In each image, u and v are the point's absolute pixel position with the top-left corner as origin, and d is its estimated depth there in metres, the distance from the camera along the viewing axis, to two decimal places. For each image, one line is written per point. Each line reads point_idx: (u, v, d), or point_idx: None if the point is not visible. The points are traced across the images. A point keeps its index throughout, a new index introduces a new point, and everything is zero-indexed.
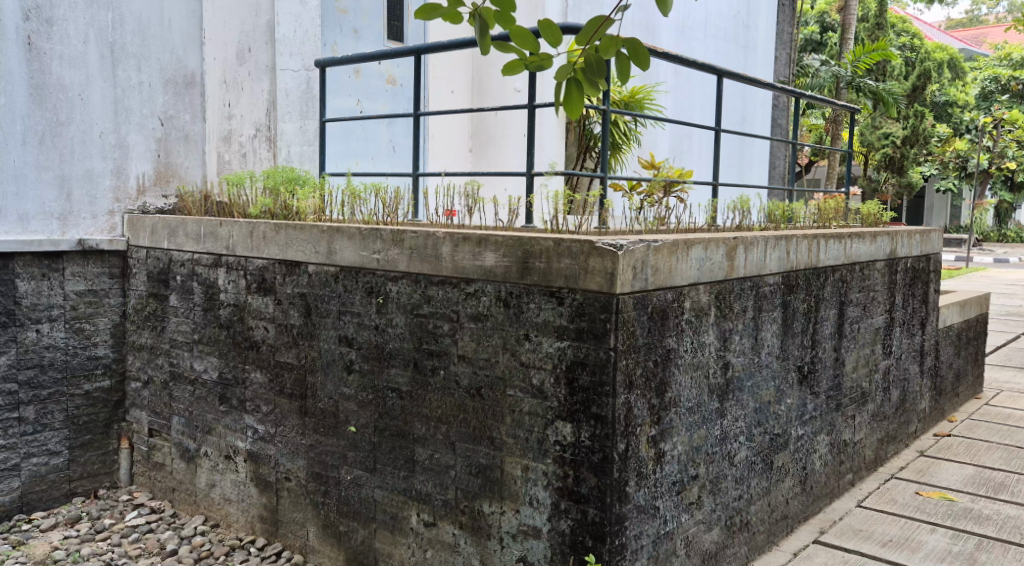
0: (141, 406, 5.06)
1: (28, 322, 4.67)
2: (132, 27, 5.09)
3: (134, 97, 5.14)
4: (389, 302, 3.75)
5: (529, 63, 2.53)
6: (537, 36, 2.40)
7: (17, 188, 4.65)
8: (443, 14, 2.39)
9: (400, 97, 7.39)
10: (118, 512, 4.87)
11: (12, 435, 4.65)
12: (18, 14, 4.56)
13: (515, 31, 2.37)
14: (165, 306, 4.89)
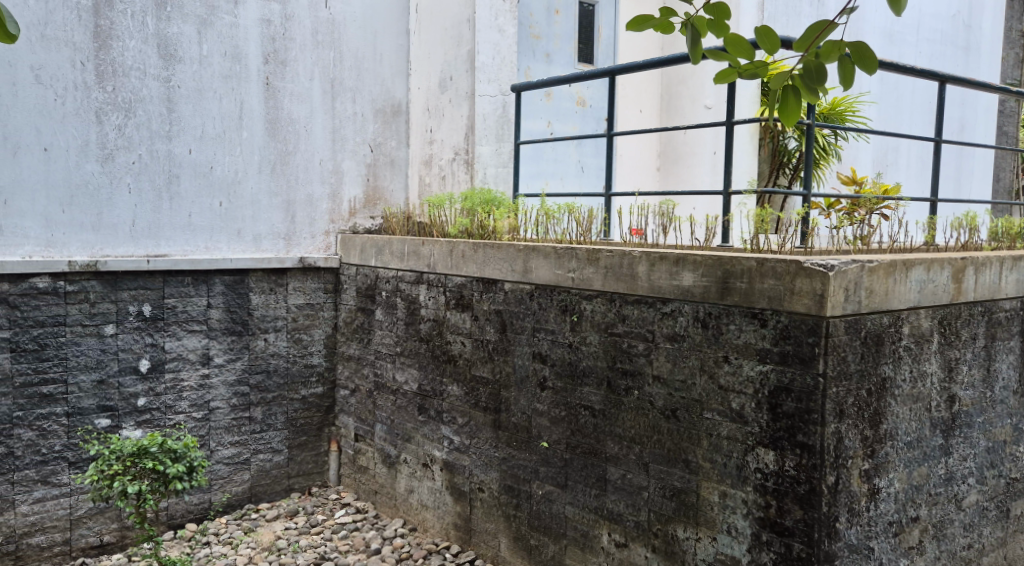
0: (348, 412, 5.45)
1: (259, 331, 5.18)
2: (350, 63, 5.53)
3: (349, 127, 5.58)
4: (583, 319, 3.79)
5: (742, 72, 2.45)
6: (753, 42, 2.31)
7: (253, 212, 5.19)
8: (655, 24, 2.36)
9: (590, 118, 7.48)
10: (329, 509, 5.26)
11: (244, 432, 5.16)
12: (259, 58, 5.13)
13: (730, 39, 2.30)
14: (372, 320, 5.24)
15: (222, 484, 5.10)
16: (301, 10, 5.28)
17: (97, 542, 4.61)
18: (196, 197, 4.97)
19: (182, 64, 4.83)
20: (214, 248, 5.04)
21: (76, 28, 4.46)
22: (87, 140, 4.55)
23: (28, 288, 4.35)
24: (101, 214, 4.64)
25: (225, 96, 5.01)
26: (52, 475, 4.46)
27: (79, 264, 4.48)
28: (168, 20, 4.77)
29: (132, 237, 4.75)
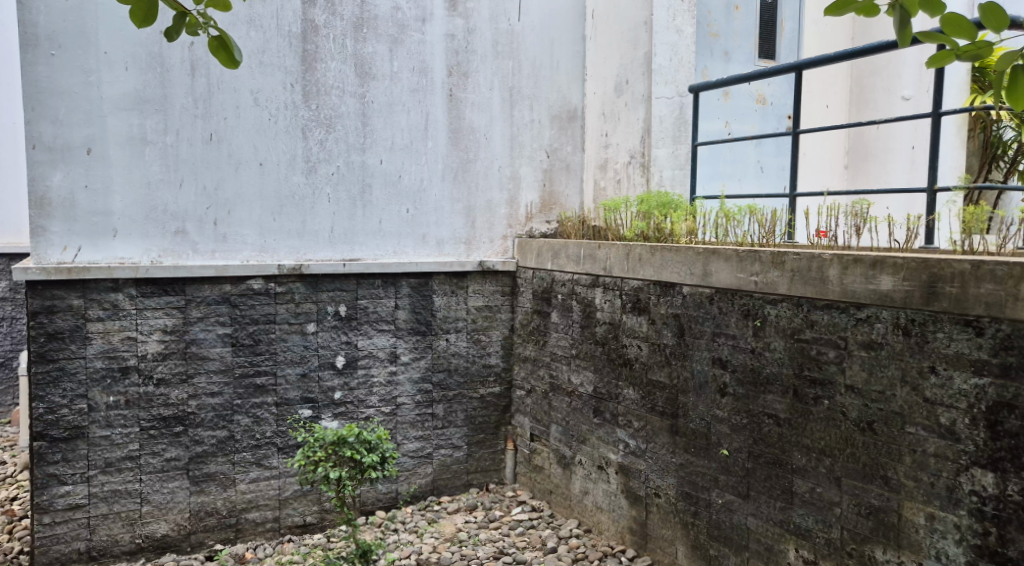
0: (524, 412, 5.58)
1: (442, 331, 5.43)
2: (528, 72, 5.68)
3: (527, 133, 5.72)
4: (767, 325, 3.67)
5: (959, 53, 2.29)
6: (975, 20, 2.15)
7: (437, 217, 5.45)
8: (857, 8, 2.24)
9: (770, 117, 7.21)
10: (506, 505, 5.41)
11: (428, 427, 5.43)
12: (444, 71, 5.39)
13: (947, 18, 2.15)
14: (548, 322, 5.34)
15: (408, 475, 5.40)
16: (482, 23, 5.49)
17: (301, 522, 5.03)
18: (386, 205, 5.29)
19: (376, 81, 5.18)
20: (401, 252, 5.35)
21: (287, 53, 4.90)
22: (295, 155, 4.98)
23: (246, 289, 4.83)
24: (306, 221, 5.05)
25: (413, 108, 5.31)
26: (265, 458, 4.91)
27: (287, 267, 4.91)
28: (365, 41, 5.12)
29: (331, 242, 5.14)
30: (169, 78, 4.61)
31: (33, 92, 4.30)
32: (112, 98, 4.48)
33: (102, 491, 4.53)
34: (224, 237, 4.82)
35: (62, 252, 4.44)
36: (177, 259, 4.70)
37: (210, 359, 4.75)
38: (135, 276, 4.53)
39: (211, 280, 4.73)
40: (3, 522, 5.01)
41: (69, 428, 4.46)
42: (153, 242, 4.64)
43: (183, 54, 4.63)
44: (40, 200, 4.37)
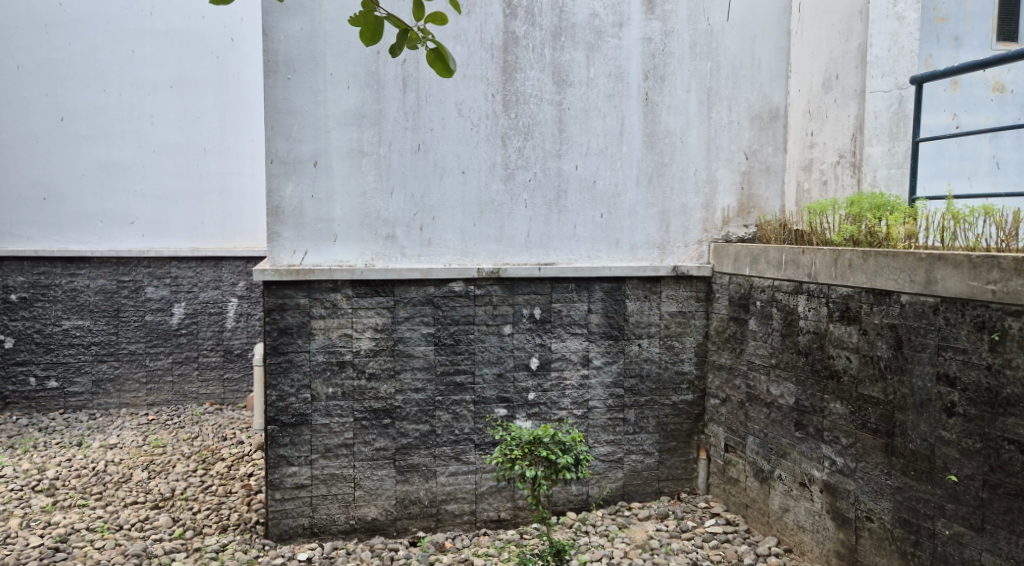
0: (719, 422, 5.40)
1: (634, 336, 5.40)
2: (728, 71, 5.51)
3: (724, 135, 5.54)
4: (1008, 339, 3.40)
5: None
6: None
7: (631, 222, 5.42)
8: None
9: (1010, 106, 6.48)
10: (699, 516, 5.27)
11: (619, 432, 5.41)
12: (640, 75, 5.37)
13: None
14: (745, 329, 5.14)
15: (599, 478, 5.41)
16: (681, 24, 5.40)
17: (496, 516, 5.19)
18: (580, 210, 5.34)
19: (573, 88, 5.25)
20: (595, 257, 5.38)
21: (489, 65, 5.10)
22: (494, 162, 5.17)
23: (448, 291, 5.08)
24: (503, 226, 5.22)
25: (608, 113, 5.33)
26: (463, 453, 5.13)
27: (486, 270, 5.11)
28: (563, 49, 5.22)
29: (527, 247, 5.27)
30: (384, 94, 4.95)
31: (271, 112, 4.79)
32: (336, 114, 4.88)
33: (322, 473, 4.94)
34: (429, 241, 5.09)
35: (292, 256, 4.90)
36: (387, 262, 5.03)
37: (415, 356, 5.05)
38: (351, 277, 4.90)
39: (416, 282, 5.03)
40: (241, 495, 5.61)
41: (295, 415, 4.91)
42: (367, 247, 5.00)
43: (396, 71, 4.95)
44: (275, 208, 4.85)
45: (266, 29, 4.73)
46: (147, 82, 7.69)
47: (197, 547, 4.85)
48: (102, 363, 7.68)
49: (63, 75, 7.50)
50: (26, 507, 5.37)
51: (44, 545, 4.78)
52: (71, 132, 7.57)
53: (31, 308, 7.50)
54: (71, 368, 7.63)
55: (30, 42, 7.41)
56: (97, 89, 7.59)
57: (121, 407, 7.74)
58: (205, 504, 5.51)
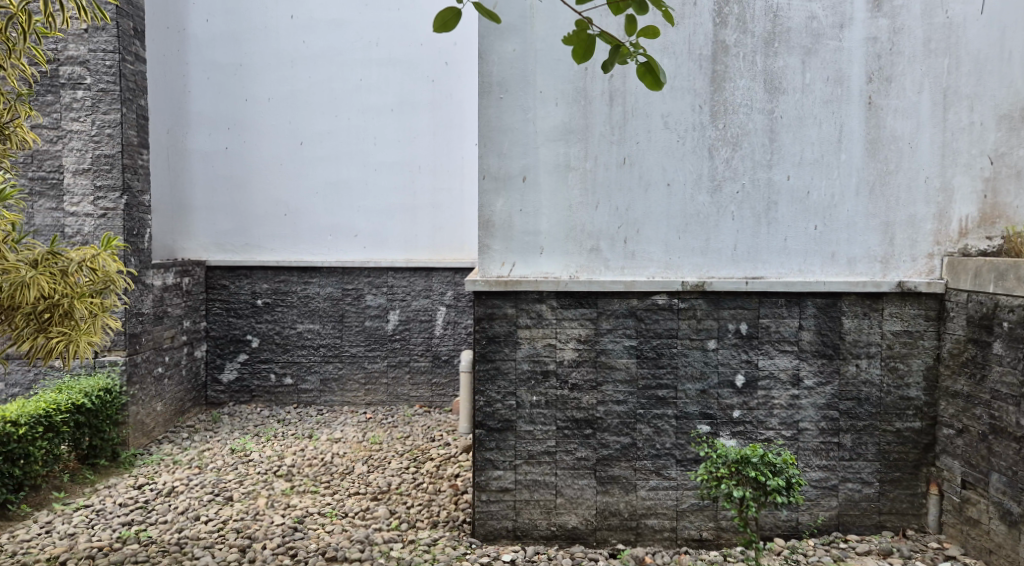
0: (953, 454, 4.93)
1: (850, 356, 5.09)
2: (968, 68, 5.03)
3: (963, 139, 5.06)
4: None
5: None
6: None
7: (849, 235, 5.10)
8: None
9: None
10: (930, 558, 4.86)
11: (833, 458, 5.10)
12: (864, 77, 5.05)
13: None
14: (988, 353, 4.73)
15: (811, 506, 5.12)
16: (912, 21, 5.02)
17: (698, 536, 5.09)
18: (792, 222, 5.10)
19: (786, 95, 5.06)
20: (808, 271, 5.11)
21: (697, 76, 5.04)
22: (701, 174, 5.08)
23: (651, 304, 5.07)
24: (709, 239, 5.11)
25: (825, 120, 5.07)
26: (664, 468, 5.08)
27: (690, 284, 5.04)
28: (776, 56, 5.04)
29: (734, 260, 5.11)
30: (591, 109, 5.03)
31: (484, 130, 5.03)
32: (544, 130, 5.04)
33: (525, 479, 5.09)
34: (632, 254, 5.10)
35: (501, 267, 5.09)
36: (592, 274, 5.09)
37: (617, 368, 5.08)
38: (557, 289, 5.02)
39: (619, 295, 5.06)
40: (449, 493, 5.92)
41: (501, 420, 5.08)
42: (572, 259, 5.09)
43: (604, 86, 5.03)
44: (486, 222, 5.07)
45: (483, 52, 4.98)
46: (372, 107, 8.36)
47: (412, 539, 5.16)
48: (328, 363, 8.43)
49: (303, 104, 8.34)
50: (270, 489, 6.01)
51: (285, 524, 5.31)
52: (308, 154, 8.38)
53: (272, 312, 8.39)
54: (303, 367, 8.43)
55: (278, 76, 8.31)
56: (330, 115, 8.36)
57: (344, 405, 8.44)
58: (417, 499, 5.87)
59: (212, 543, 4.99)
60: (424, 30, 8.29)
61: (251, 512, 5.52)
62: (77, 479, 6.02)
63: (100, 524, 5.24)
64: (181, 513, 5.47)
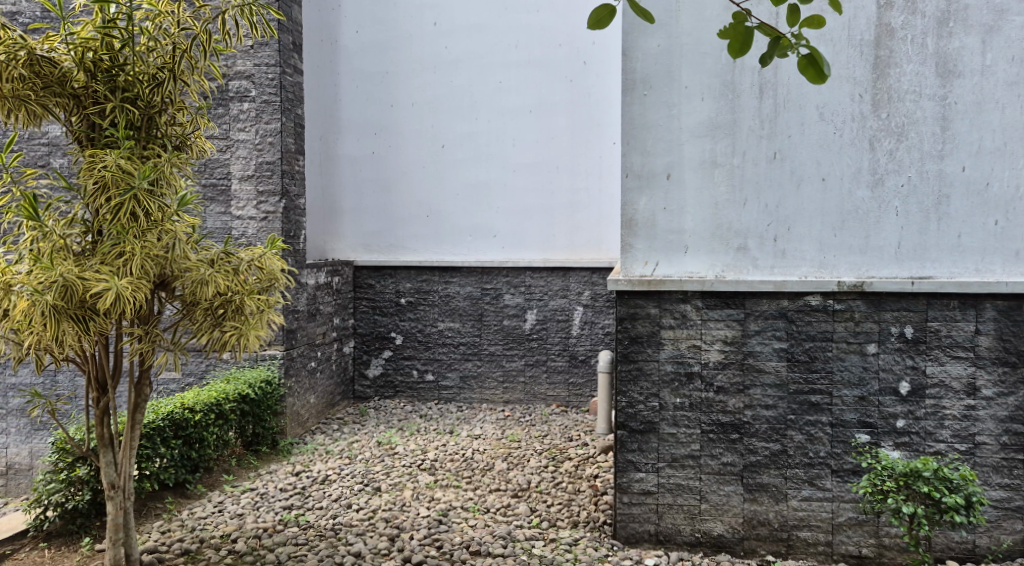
0: None
1: None
2: None
3: None
4: None
5: None
6: None
7: None
8: None
9: None
10: None
11: (1016, 476, 4.71)
12: None
13: None
14: None
15: (990, 528, 4.73)
16: None
17: (856, 552, 4.83)
18: (967, 217, 4.73)
19: (961, 79, 4.69)
20: (986, 270, 4.72)
21: (857, 63, 4.76)
22: (860, 168, 4.80)
23: (803, 305, 4.85)
24: (869, 237, 4.81)
25: (1009, 104, 4.67)
26: (818, 478, 4.85)
27: (847, 284, 4.77)
28: (950, 36, 4.69)
29: (897, 259, 4.80)
30: (740, 103, 4.86)
31: (627, 129, 4.96)
32: (690, 127, 4.92)
33: (668, 483, 4.98)
34: (783, 253, 4.88)
35: (643, 267, 5.01)
36: (738, 274, 4.92)
37: (766, 372, 4.88)
38: (702, 289, 4.88)
39: (769, 295, 4.86)
40: (589, 494, 5.90)
41: (643, 422, 4.99)
42: (718, 258, 4.94)
43: (753, 78, 4.84)
44: (629, 221, 5.00)
45: (627, 49, 4.91)
46: (512, 109, 8.46)
47: (553, 538, 5.17)
48: (467, 361, 8.61)
49: (445, 108, 8.56)
50: (415, 482, 6.21)
51: (431, 516, 5.46)
52: (450, 157, 8.59)
53: (415, 311, 8.67)
54: (444, 364, 8.66)
55: (421, 81, 8.57)
56: (471, 119, 8.53)
57: (482, 402, 8.60)
58: (557, 499, 5.88)
59: (364, 531, 5.19)
60: (564, 30, 8.30)
61: (399, 504, 5.71)
62: (242, 464, 6.44)
63: (264, 507, 5.57)
64: (335, 501, 5.75)
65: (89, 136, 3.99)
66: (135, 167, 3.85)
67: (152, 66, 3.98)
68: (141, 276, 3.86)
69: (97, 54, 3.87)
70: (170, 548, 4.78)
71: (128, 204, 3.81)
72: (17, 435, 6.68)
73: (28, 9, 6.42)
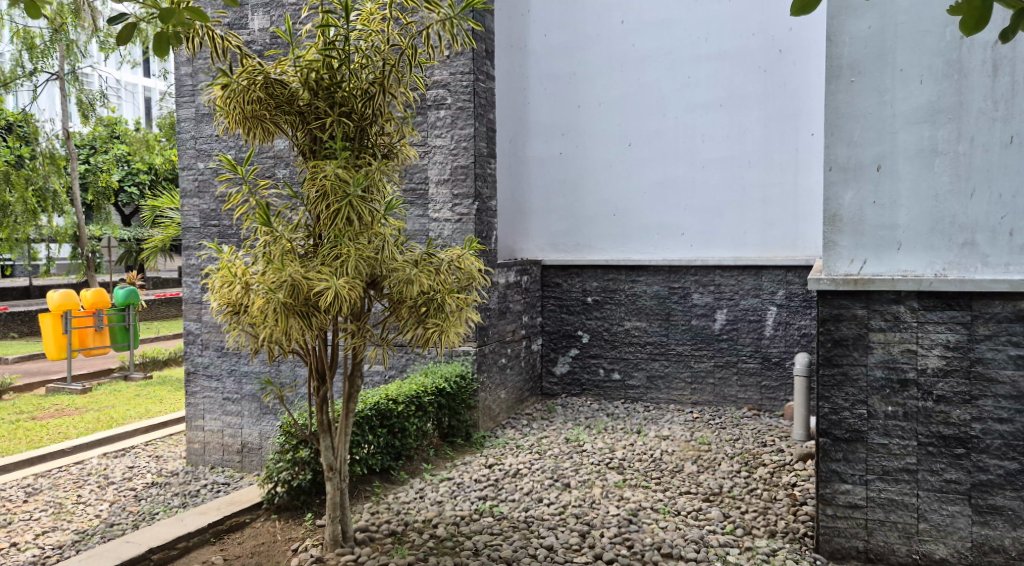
0: None
1: None
2: None
3: None
4: None
5: None
6: None
7: None
8: None
9: None
10: None
11: None
12: None
13: None
14: None
15: None
16: None
17: None
18: None
19: None
20: None
21: None
22: None
23: None
24: None
25: None
26: None
27: None
28: None
29: None
30: (968, 83, 4.45)
31: (832, 118, 4.69)
32: (906, 113, 4.56)
33: (879, 497, 4.65)
34: (1020, 248, 4.41)
35: (849, 265, 4.70)
36: (964, 272, 4.51)
37: (1000, 382, 4.46)
38: (919, 288, 4.51)
39: (1003, 296, 4.43)
40: (786, 503, 5.65)
41: (850, 430, 4.69)
42: (938, 255, 4.55)
43: (985, 56, 4.41)
44: (833, 216, 4.72)
45: (833, 34, 4.64)
46: (701, 104, 8.25)
47: (750, 546, 5.00)
48: (655, 361, 8.53)
49: (633, 106, 8.52)
50: (604, 480, 6.24)
51: (621, 515, 5.47)
52: (637, 155, 8.54)
53: (602, 309, 8.72)
54: (631, 364, 8.62)
55: (609, 81, 8.59)
56: (659, 115, 8.42)
57: (670, 403, 8.46)
58: (752, 506, 5.68)
59: (555, 525, 5.30)
60: (758, 18, 7.97)
61: (589, 500, 5.77)
62: (440, 454, 6.78)
63: (461, 496, 5.83)
64: (526, 494, 5.90)
65: (312, 148, 4.39)
66: (351, 175, 4.18)
67: (365, 81, 4.30)
68: (355, 276, 4.18)
69: (320, 74, 4.23)
70: (379, 528, 5.14)
71: (345, 210, 4.14)
72: (249, 417, 7.46)
73: (259, 37, 7.06)
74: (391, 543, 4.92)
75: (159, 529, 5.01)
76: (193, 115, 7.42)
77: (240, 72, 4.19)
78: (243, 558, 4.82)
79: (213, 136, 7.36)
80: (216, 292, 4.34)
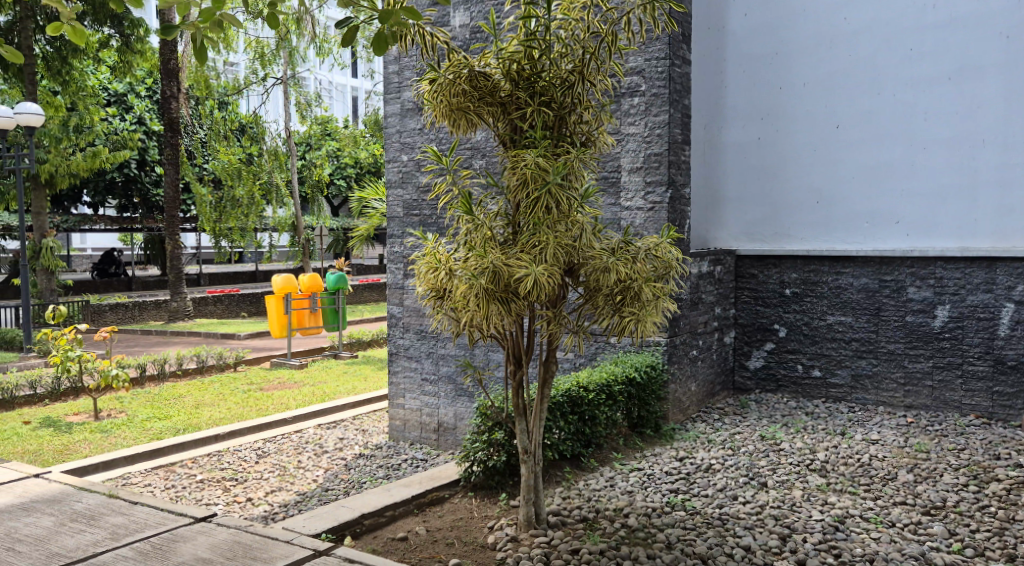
0: None
1: None
2: None
3: None
4: None
5: None
6: None
7: None
8: None
9: None
10: None
11: None
12: None
13: None
14: None
15: None
16: None
17: None
18: None
19: None
20: None
21: None
22: None
23: None
24: None
25: None
26: None
27: None
28: None
29: None
30: None
31: None
32: None
33: None
34: None
35: None
36: None
37: None
38: None
39: None
40: None
41: None
42: None
43: None
44: None
45: None
46: (924, 79, 7.56)
47: None
48: (861, 359, 7.97)
49: (843, 85, 7.96)
50: (805, 482, 5.92)
51: (826, 521, 5.16)
52: (847, 137, 7.97)
53: (801, 302, 8.28)
54: (833, 361, 8.12)
55: (817, 59, 8.09)
56: (873, 93, 7.81)
57: (880, 405, 7.87)
58: (984, 524, 5.15)
59: (752, 525, 5.10)
60: None
61: (789, 503, 5.50)
62: (629, 444, 6.74)
63: (652, 487, 5.77)
64: (720, 491, 5.72)
65: (512, 138, 4.49)
66: (550, 164, 4.22)
67: (565, 70, 4.36)
68: (554, 263, 4.23)
69: (521, 64, 4.32)
70: (570, 513, 5.20)
71: (544, 199, 4.20)
72: (446, 398, 7.81)
73: (461, 33, 7.32)
74: (583, 529, 4.97)
75: (368, 497, 5.38)
76: (398, 111, 7.83)
77: (447, 67, 4.36)
78: (444, 531, 5.06)
79: (418, 129, 7.74)
80: (421, 277, 4.55)
